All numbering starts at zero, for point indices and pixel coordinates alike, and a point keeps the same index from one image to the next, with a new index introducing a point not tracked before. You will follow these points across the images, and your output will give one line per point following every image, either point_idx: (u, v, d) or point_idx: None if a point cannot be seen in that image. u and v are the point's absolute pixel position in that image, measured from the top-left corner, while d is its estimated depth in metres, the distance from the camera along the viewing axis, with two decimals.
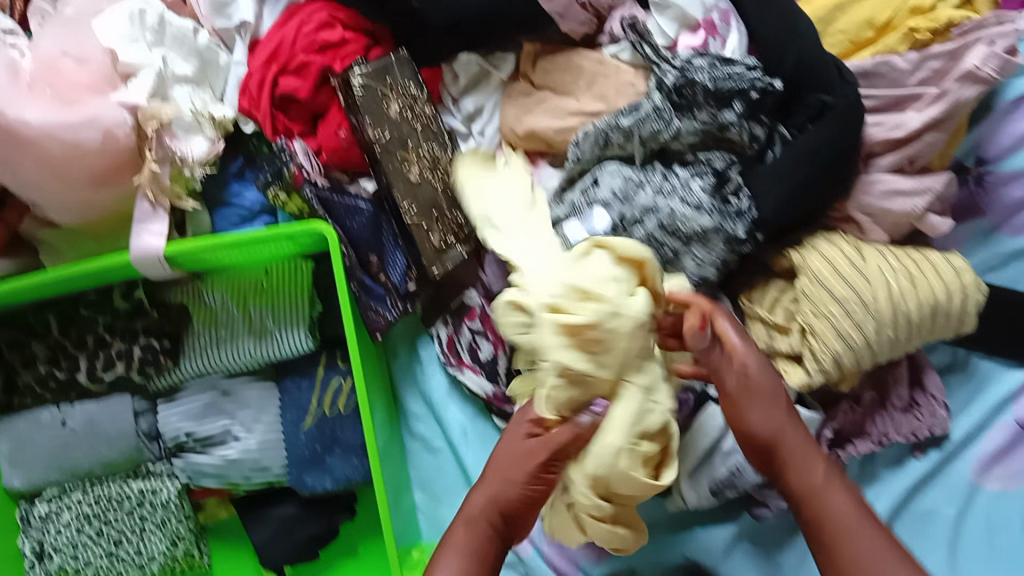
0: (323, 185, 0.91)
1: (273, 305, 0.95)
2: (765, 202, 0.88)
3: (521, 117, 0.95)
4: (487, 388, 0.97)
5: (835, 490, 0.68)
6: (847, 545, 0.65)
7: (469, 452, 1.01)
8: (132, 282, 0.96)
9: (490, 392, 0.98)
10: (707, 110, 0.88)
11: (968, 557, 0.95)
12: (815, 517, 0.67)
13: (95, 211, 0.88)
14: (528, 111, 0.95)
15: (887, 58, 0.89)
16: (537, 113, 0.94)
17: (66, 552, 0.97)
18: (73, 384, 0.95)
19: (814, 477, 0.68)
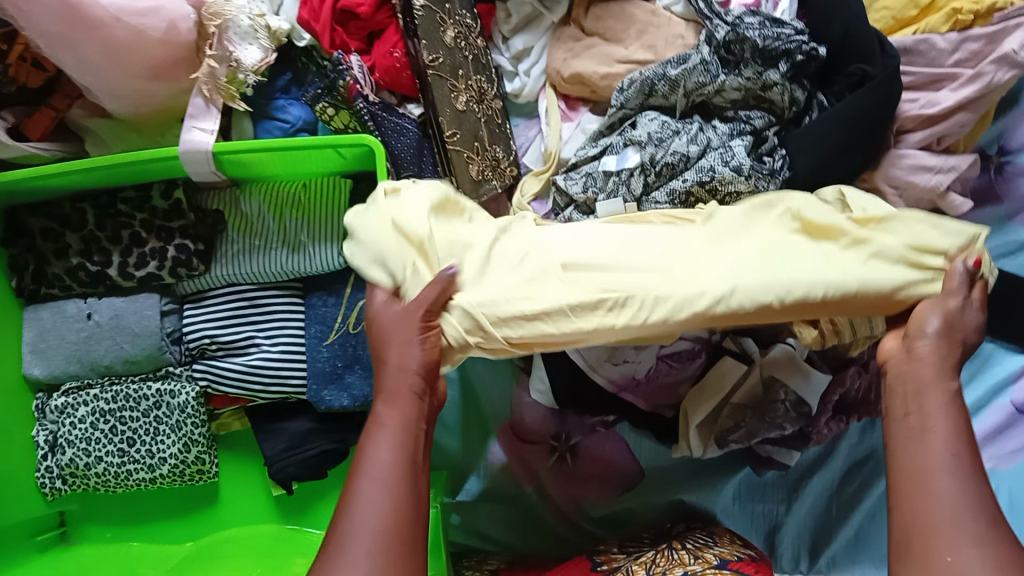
0: (374, 100, 0.93)
1: (308, 218, 0.97)
2: (800, 160, 0.91)
3: (568, 60, 0.99)
4: None
5: (940, 395, 0.63)
6: (926, 459, 0.60)
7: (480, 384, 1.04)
8: (172, 181, 0.96)
9: None
10: (753, 67, 0.91)
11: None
12: (910, 424, 0.63)
13: (148, 103, 0.90)
14: (575, 55, 0.99)
15: (927, 36, 0.91)
16: (585, 58, 0.98)
17: (79, 446, 0.98)
18: (103, 278, 0.96)
19: (927, 389, 0.63)
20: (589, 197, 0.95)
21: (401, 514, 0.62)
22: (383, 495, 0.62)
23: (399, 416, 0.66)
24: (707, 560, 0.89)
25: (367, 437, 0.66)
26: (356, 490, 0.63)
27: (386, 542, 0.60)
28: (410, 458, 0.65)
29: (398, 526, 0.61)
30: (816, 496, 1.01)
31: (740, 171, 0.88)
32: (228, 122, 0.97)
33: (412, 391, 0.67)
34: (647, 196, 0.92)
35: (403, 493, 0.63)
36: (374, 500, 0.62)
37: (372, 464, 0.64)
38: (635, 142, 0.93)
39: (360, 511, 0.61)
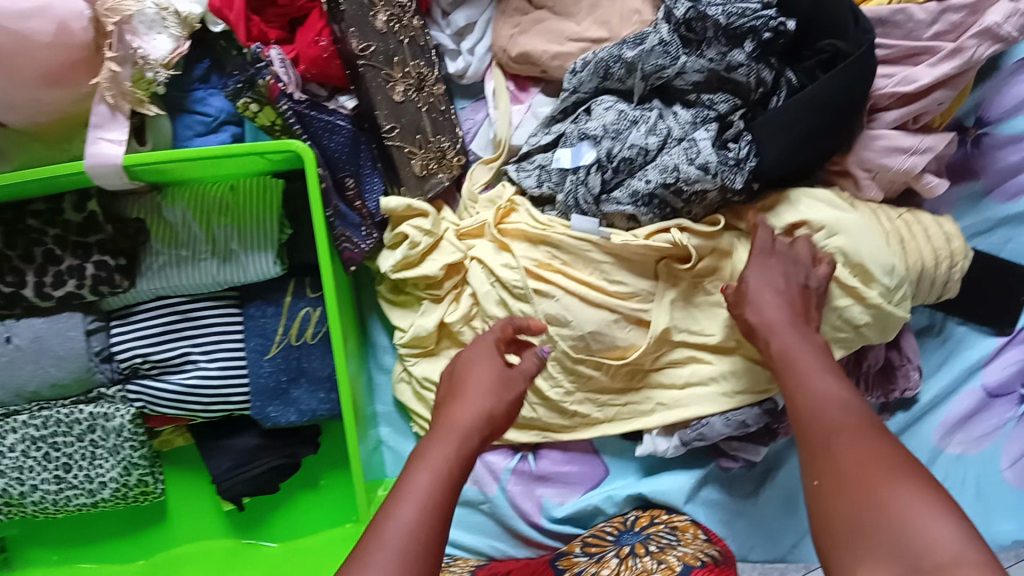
0: (299, 98, 0.83)
1: (239, 226, 0.89)
2: (767, 149, 0.84)
3: (514, 37, 0.90)
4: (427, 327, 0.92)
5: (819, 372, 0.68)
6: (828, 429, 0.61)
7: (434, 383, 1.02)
8: (84, 191, 0.88)
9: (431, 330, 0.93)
10: (717, 47, 0.83)
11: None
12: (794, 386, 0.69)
13: (45, 112, 0.80)
14: (523, 32, 0.90)
15: (905, 7, 0.84)
16: (533, 35, 0.90)
17: (12, 475, 0.92)
18: (19, 300, 0.88)
19: (782, 323, 0.77)
20: (545, 192, 0.90)
21: (434, 538, 0.55)
22: (420, 516, 0.55)
23: (445, 449, 0.61)
24: (670, 566, 0.79)
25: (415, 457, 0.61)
26: (397, 503, 0.56)
27: (411, 564, 0.52)
28: (454, 487, 0.58)
29: (421, 551, 0.54)
30: (789, 486, 0.98)
31: (707, 170, 0.82)
32: (142, 121, 0.86)
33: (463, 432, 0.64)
34: (606, 194, 0.87)
35: (439, 517, 0.56)
36: (408, 516, 0.55)
37: (415, 485, 0.57)
38: (590, 136, 0.86)
39: (395, 523, 0.54)
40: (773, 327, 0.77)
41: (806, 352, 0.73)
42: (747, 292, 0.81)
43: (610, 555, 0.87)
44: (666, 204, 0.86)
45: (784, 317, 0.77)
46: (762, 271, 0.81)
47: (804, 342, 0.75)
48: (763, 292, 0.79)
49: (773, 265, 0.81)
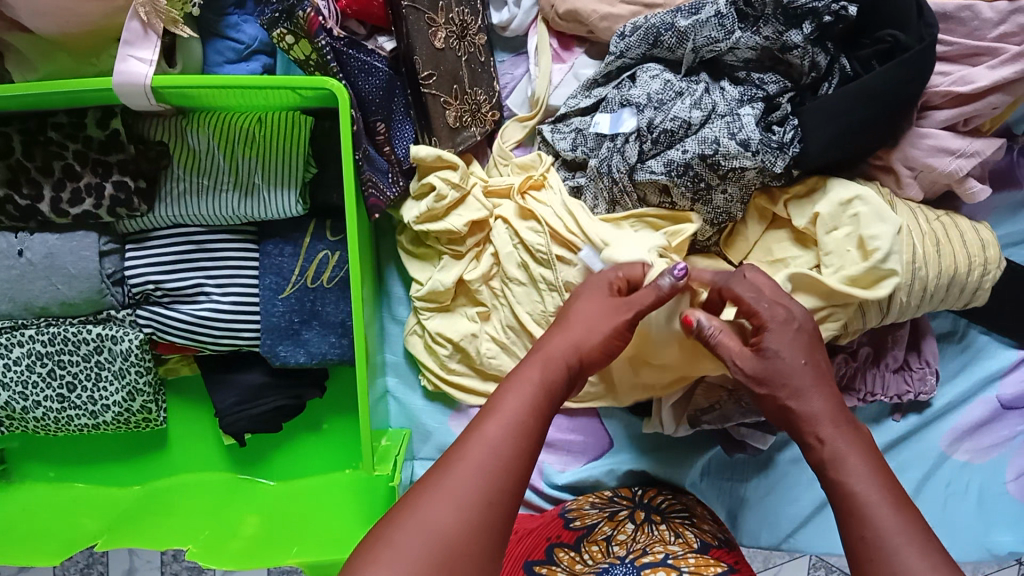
0: (338, 35, 0.81)
1: (263, 159, 0.87)
2: (811, 140, 0.82)
3: None
4: (445, 283, 0.90)
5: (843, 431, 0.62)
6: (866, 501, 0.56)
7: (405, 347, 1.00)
8: (109, 108, 0.85)
9: (449, 287, 0.91)
10: (773, 26, 0.80)
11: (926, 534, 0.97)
12: (848, 500, 0.57)
13: (75, 23, 0.77)
14: None
15: (971, 3, 0.81)
16: None
17: (16, 389, 0.92)
18: (35, 214, 0.87)
19: (807, 387, 0.65)
20: (578, 156, 0.87)
21: (514, 469, 0.56)
22: (505, 440, 0.57)
23: (517, 414, 0.59)
24: (687, 540, 0.79)
25: (503, 387, 0.63)
26: (483, 422, 0.58)
27: (493, 486, 0.55)
28: (540, 416, 0.61)
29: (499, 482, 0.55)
30: (788, 476, 0.97)
31: (746, 147, 0.79)
32: (171, 42, 0.83)
33: (556, 364, 0.66)
34: (642, 164, 0.83)
35: (524, 452, 0.57)
36: (493, 438, 0.57)
37: (504, 410, 0.59)
38: (632, 103, 0.83)
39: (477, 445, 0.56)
40: (815, 421, 0.63)
41: (854, 458, 0.59)
42: (771, 367, 0.66)
43: (622, 514, 0.85)
44: (700, 178, 0.82)
45: (811, 383, 0.65)
46: (782, 339, 0.67)
47: (857, 441, 0.61)
48: (789, 362, 0.66)
49: (788, 321, 0.68)
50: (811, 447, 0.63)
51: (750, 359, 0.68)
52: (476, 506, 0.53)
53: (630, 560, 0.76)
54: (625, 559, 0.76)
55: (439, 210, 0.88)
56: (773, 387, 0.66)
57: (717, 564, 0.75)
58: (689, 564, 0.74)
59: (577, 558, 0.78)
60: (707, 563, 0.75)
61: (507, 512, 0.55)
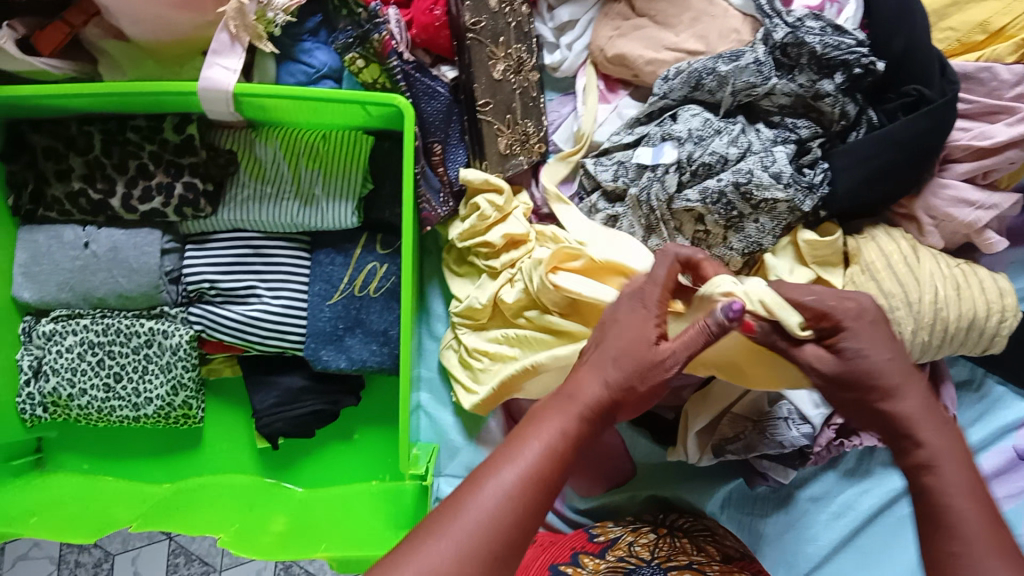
0: (408, 59, 0.88)
1: (325, 171, 0.92)
2: (841, 179, 0.88)
3: (613, 39, 0.95)
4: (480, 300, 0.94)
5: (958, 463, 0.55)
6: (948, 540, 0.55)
7: (431, 362, 1.03)
8: (186, 115, 0.91)
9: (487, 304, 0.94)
10: (807, 74, 0.87)
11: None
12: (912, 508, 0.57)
13: (169, 32, 0.84)
14: (622, 35, 0.95)
15: (990, 65, 0.87)
16: (631, 39, 0.94)
17: (64, 376, 0.97)
18: (105, 208, 0.92)
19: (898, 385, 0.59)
20: (619, 186, 0.93)
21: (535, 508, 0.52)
22: (531, 476, 0.53)
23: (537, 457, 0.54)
24: (710, 553, 0.83)
25: (525, 425, 0.57)
26: (508, 455, 0.54)
27: (515, 518, 0.51)
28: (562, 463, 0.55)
29: (522, 509, 0.51)
30: (807, 515, 0.99)
31: (779, 179, 0.85)
32: (252, 60, 0.93)
33: (583, 414, 0.58)
34: (679, 193, 0.89)
35: (546, 482, 0.53)
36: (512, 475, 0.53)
37: (525, 448, 0.54)
38: (674, 137, 0.90)
39: (493, 485, 0.52)
40: (913, 420, 0.58)
41: (952, 464, 0.55)
42: (854, 368, 0.60)
43: (645, 528, 0.90)
44: (734, 207, 0.88)
45: (900, 381, 0.59)
46: (861, 339, 0.60)
47: (954, 442, 0.57)
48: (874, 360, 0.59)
49: (860, 315, 0.61)
50: (906, 450, 0.58)
51: (828, 361, 0.61)
52: (501, 527, 0.50)
53: (655, 563, 0.80)
54: (650, 562, 0.81)
55: (480, 227, 0.93)
56: (862, 390, 0.60)
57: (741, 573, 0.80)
58: (715, 568, 0.79)
59: (603, 561, 0.82)
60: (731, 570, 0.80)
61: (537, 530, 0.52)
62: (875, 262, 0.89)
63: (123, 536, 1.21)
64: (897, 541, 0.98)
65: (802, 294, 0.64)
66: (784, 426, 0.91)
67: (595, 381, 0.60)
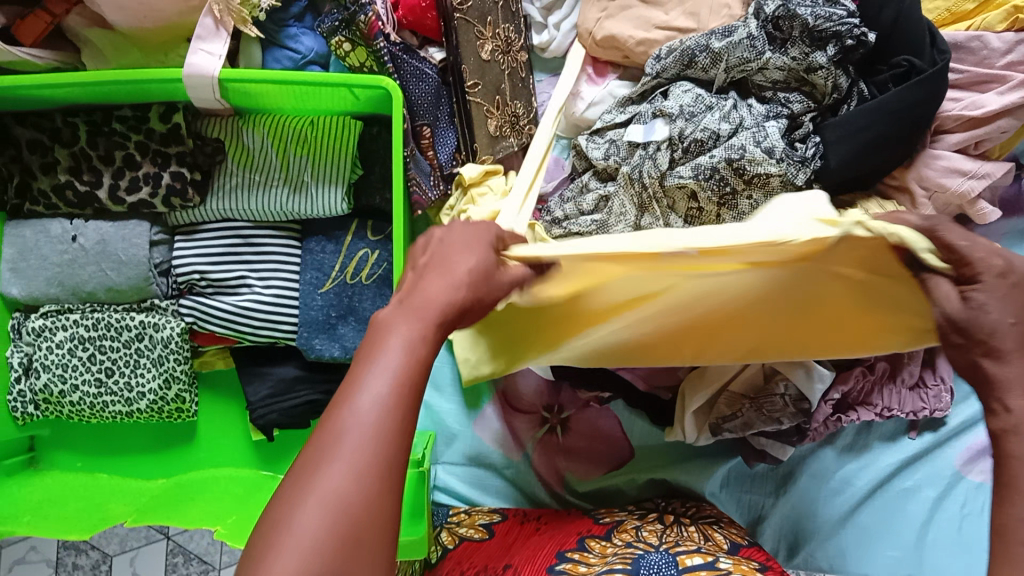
0: (395, 40, 0.87)
1: (314, 157, 0.91)
2: (833, 151, 0.87)
3: (601, 21, 0.94)
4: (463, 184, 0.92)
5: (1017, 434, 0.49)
6: None
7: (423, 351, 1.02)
8: (171, 105, 0.90)
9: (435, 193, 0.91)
10: (800, 48, 0.86)
11: (935, 555, 0.96)
12: None
13: (152, 20, 0.84)
14: (609, 16, 0.93)
15: (981, 34, 0.87)
16: (619, 20, 0.93)
17: (55, 372, 0.96)
18: (92, 200, 0.91)
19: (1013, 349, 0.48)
20: (610, 165, 0.92)
21: (403, 446, 0.42)
22: (395, 394, 0.43)
23: (388, 375, 0.43)
24: (718, 542, 0.84)
25: (369, 338, 0.46)
26: (360, 377, 0.43)
27: (387, 448, 0.41)
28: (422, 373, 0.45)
29: (387, 439, 0.41)
30: (806, 492, 0.99)
31: (772, 153, 0.85)
32: (237, 46, 0.92)
33: (437, 318, 0.48)
34: (672, 170, 0.88)
35: (414, 390, 0.44)
36: (372, 402, 0.42)
37: (387, 353, 0.44)
38: (665, 113, 0.89)
39: (349, 425, 0.41)
40: (1008, 389, 0.47)
41: None
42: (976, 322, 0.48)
43: (652, 516, 0.91)
44: (726, 182, 0.87)
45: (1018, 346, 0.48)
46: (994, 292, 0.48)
47: None
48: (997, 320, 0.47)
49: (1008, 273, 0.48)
50: None
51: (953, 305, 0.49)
52: (370, 474, 0.40)
53: (664, 548, 0.81)
54: (658, 547, 0.82)
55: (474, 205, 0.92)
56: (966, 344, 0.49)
57: (748, 562, 0.80)
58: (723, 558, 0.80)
59: (613, 546, 0.83)
60: (741, 559, 0.80)
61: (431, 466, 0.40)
62: None
63: (120, 536, 1.20)
64: (897, 516, 0.98)
65: (955, 234, 0.49)
66: (781, 403, 0.89)
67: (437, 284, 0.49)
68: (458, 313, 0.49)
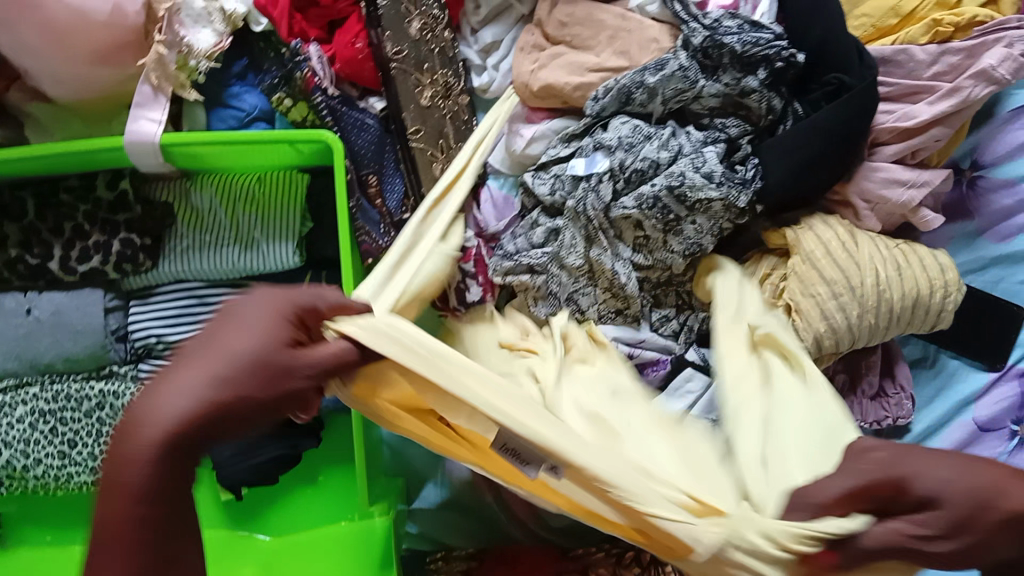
0: (333, 93, 0.89)
1: (264, 214, 0.92)
2: (773, 171, 0.88)
3: (535, 72, 0.94)
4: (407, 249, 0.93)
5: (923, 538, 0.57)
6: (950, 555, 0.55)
7: None
8: (118, 171, 0.91)
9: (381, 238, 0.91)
10: (731, 73, 0.88)
11: None
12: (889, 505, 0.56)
13: (92, 90, 0.85)
14: (543, 66, 0.94)
15: (905, 48, 0.89)
16: (553, 68, 0.94)
17: (18, 448, 0.94)
18: (44, 272, 0.92)
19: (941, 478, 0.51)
20: (557, 200, 0.92)
21: (150, 535, 0.46)
22: (150, 484, 0.46)
23: (161, 473, 0.47)
24: None
25: (116, 454, 0.46)
26: (130, 470, 0.46)
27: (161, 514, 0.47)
28: (165, 465, 0.47)
29: (134, 532, 0.45)
30: None
31: (711, 178, 0.86)
32: (178, 110, 0.92)
33: (165, 433, 0.47)
34: (615, 202, 0.90)
35: (175, 480, 0.47)
36: (138, 492, 0.46)
37: (131, 456, 0.46)
38: (605, 146, 0.90)
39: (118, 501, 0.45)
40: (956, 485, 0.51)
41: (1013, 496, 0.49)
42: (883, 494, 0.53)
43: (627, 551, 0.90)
44: (669, 210, 0.88)
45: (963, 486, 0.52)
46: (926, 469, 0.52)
47: None
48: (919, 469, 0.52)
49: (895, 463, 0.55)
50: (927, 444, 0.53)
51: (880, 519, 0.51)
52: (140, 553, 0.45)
53: None
54: None
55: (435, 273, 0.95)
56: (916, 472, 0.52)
57: None
58: None
59: None
60: None
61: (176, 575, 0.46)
62: (815, 251, 0.89)
63: None
64: None
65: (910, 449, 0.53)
66: None
67: (184, 386, 0.48)
68: (217, 411, 0.49)
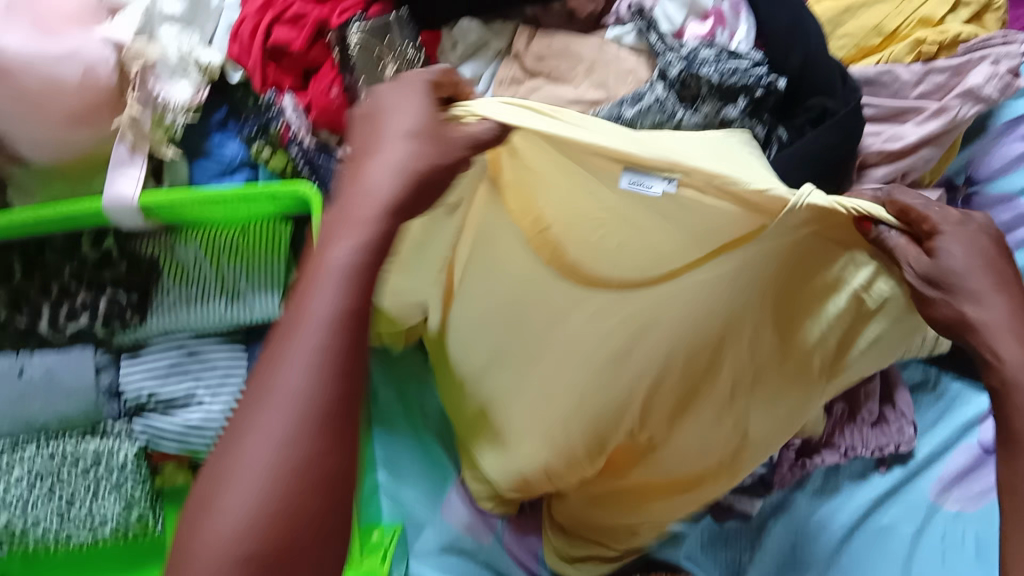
0: (310, 144, 0.88)
1: (247, 265, 0.93)
2: None
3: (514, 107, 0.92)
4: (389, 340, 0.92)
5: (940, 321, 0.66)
6: None
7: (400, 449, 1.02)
8: (102, 230, 0.92)
9: None
10: (711, 104, 0.86)
11: None
12: None
13: (72, 151, 0.84)
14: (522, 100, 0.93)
15: (891, 67, 0.88)
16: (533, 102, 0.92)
17: (16, 509, 0.92)
18: (34, 334, 0.92)
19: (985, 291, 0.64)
20: None
21: (340, 347, 0.48)
22: (336, 330, 0.48)
23: (335, 301, 0.49)
24: None
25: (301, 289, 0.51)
26: (308, 298, 0.49)
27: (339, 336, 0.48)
28: (352, 314, 0.49)
29: (338, 361, 0.48)
30: (783, 541, 0.97)
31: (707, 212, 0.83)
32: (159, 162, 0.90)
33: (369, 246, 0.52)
34: None
35: (360, 304, 0.50)
36: (321, 308, 0.48)
37: (327, 259, 0.51)
38: None
39: (310, 323, 0.48)
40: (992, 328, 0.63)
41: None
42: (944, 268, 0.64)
43: None
44: None
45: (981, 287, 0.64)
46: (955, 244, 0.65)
47: None
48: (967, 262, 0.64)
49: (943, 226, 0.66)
50: None
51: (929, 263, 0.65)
52: (334, 355, 0.48)
53: None
54: None
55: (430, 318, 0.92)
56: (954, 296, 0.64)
57: None
58: None
59: None
60: None
61: (318, 430, 0.46)
62: None
63: None
64: (877, 555, 0.95)
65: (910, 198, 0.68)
66: None
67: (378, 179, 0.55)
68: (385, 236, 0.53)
